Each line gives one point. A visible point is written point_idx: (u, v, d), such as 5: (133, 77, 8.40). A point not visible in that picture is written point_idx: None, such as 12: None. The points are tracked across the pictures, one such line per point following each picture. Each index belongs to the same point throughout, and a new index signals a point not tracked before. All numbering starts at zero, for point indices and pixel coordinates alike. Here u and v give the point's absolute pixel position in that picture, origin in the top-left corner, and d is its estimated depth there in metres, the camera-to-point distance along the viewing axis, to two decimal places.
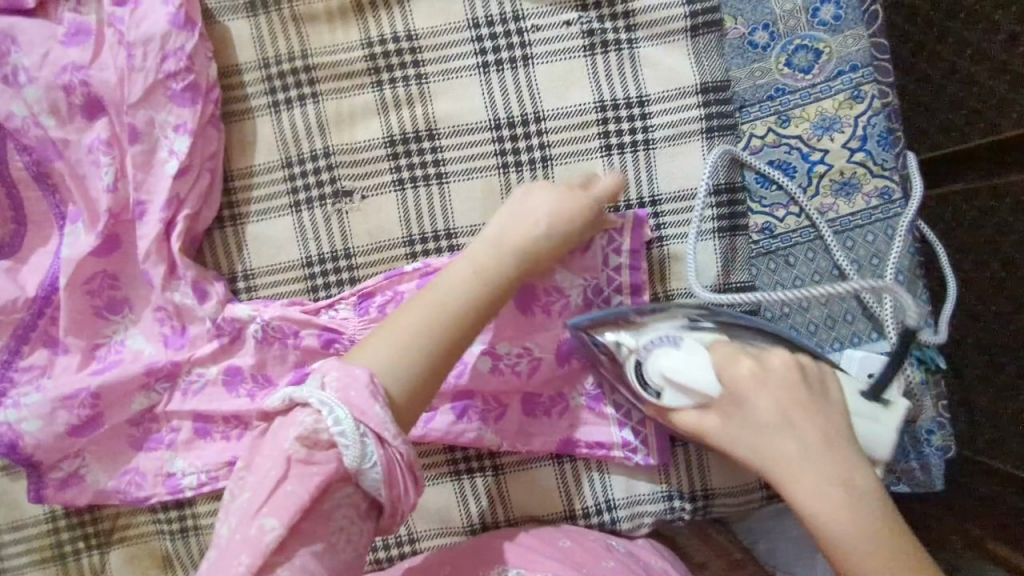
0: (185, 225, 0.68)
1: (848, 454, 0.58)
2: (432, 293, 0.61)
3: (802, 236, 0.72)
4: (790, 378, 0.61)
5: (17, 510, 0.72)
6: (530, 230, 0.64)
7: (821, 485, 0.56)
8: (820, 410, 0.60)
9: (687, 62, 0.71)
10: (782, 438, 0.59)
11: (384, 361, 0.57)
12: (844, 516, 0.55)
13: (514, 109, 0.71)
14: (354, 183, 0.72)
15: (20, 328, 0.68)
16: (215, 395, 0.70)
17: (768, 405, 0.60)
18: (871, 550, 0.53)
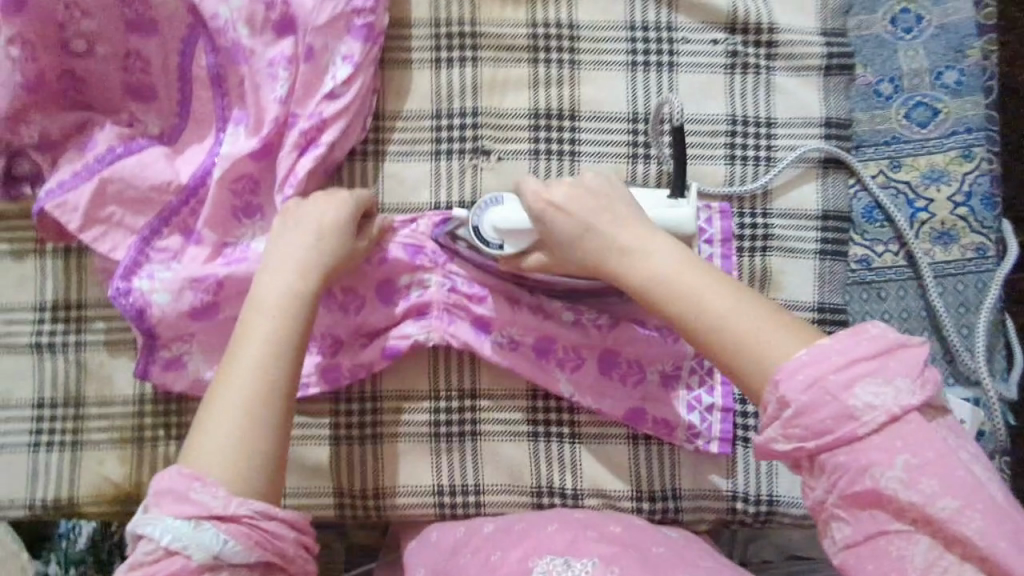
0: (324, 149, 0.72)
1: (639, 225, 0.62)
2: (252, 348, 0.60)
3: (897, 274, 0.77)
4: (603, 189, 0.64)
5: (108, 386, 0.74)
6: (286, 267, 0.64)
7: (654, 246, 0.60)
8: (623, 196, 0.64)
9: (817, 97, 0.77)
10: (592, 238, 0.62)
11: (240, 438, 0.56)
12: (687, 269, 0.57)
13: (651, 107, 0.77)
14: (495, 144, 0.77)
15: (165, 209, 0.71)
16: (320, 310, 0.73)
17: (577, 208, 0.63)
18: (710, 289, 0.56)
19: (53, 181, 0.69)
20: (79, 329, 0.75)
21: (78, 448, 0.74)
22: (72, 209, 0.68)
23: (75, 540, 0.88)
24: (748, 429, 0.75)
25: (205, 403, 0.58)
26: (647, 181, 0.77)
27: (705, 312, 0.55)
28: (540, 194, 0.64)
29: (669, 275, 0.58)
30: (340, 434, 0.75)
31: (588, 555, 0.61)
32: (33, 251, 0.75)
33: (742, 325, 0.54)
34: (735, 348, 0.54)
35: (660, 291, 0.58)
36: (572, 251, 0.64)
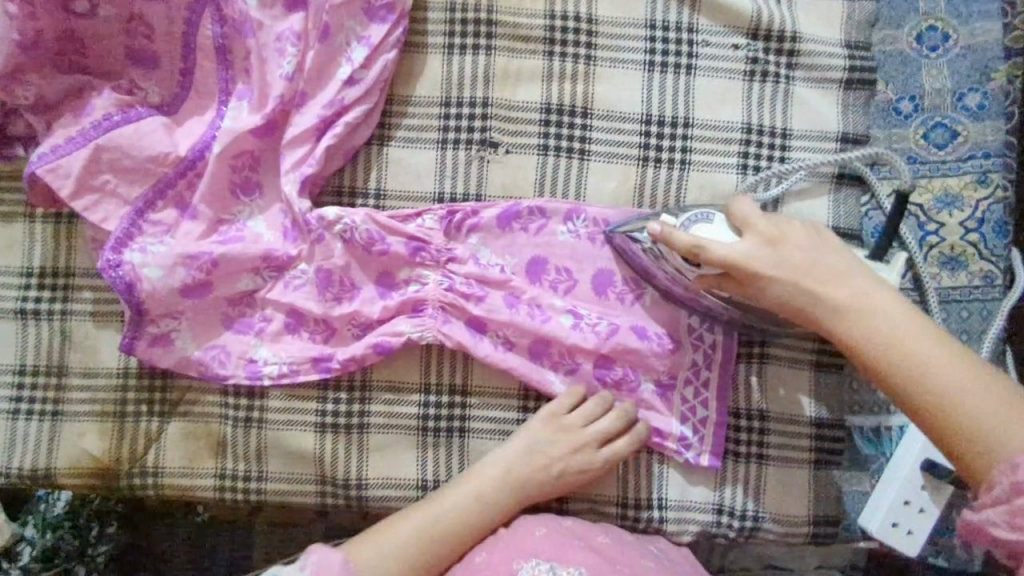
0: (344, 133, 0.71)
1: (855, 279, 0.62)
2: (399, 532, 0.67)
3: (902, 297, 0.75)
4: (807, 241, 0.65)
5: (92, 357, 0.73)
6: (459, 511, 0.68)
7: (877, 302, 0.61)
8: (818, 245, 0.64)
9: (835, 111, 0.76)
10: (842, 297, 0.62)
11: (401, 557, 0.66)
12: (895, 318, 0.60)
13: (666, 110, 0.76)
14: (503, 136, 0.75)
15: (161, 181, 0.69)
16: (313, 295, 0.72)
17: (795, 257, 0.64)
18: (928, 353, 0.57)
19: (47, 145, 0.67)
20: (65, 298, 0.73)
21: (58, 419, 0.72)
22: (64, 175, 0.66)
23: (52, 505, 0.92)
24: (740, 445, 0.74)
25: (362, 537, 0.67)
26: (656, 185, 0.75)
27: (955, 399, 0.56)
28: (724, 247, 0.64)
29: (902, 339, 0.58)
30: (326, 423, 0.73)
31: (576, 564, 0.63)
32: (22, 215, 0.73)
33: (974, 398, 0.55)
34: (993, 431, 0.54)
35: (892, 357, 0.59)
36: (767, 292, 0.65)
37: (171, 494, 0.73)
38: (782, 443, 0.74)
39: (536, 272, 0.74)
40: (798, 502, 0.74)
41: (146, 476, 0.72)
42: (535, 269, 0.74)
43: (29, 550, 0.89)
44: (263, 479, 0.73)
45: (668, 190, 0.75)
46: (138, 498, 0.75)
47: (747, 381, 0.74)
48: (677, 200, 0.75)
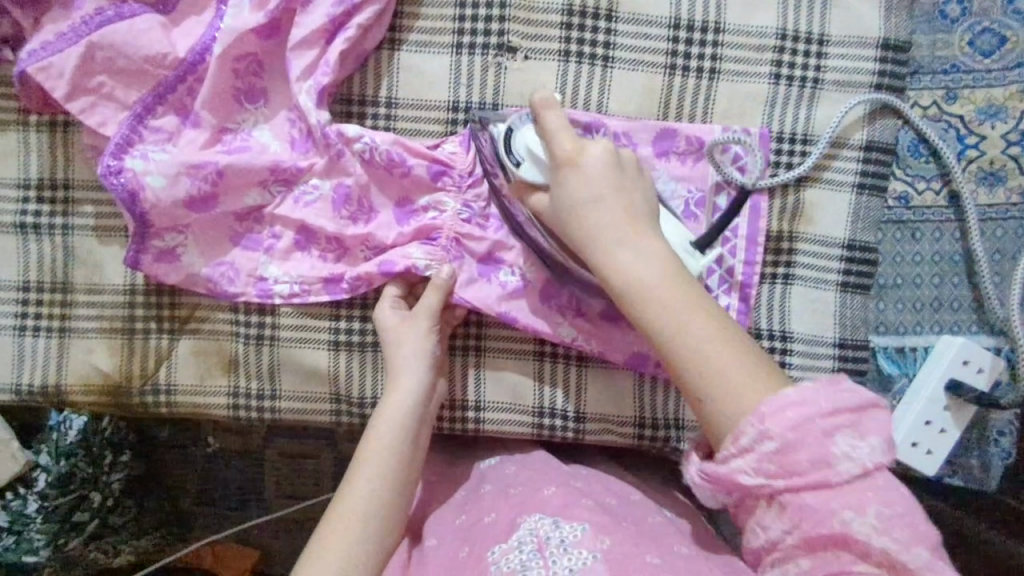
0: (354, 35, 0.67)
1: (676, 266, 0.58)
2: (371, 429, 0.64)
3: (936, 215, 0.73)
4: (608, 171, 0.60)
5: (97, 273, 0.70)
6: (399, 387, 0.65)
7: (598, 223, 0.59)
8: (643, 190, 0.61)
9: (877, 14, 0.71)
10: (622, 259, 0.58)
11: (367, 518, 0.59)
12: (596, 237, 0.59)
13: (696, 14, 0.71)
14: (522, 41, 0.70)
15: (160, 85, 0.65)
16: (323, 212, 0.69)
17: (654, 249, 0.58)
18: (682, 303, 0.55)
19: (36, 42, 0.63)
20: (65, 212, 0.70)
21: (66, 335, 0.71)
22: (56, 76, 0.62)
23: (65, 433, 0.86)
24: None
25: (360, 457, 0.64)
26: (684, 94, 0.71)
27: (678, 348, 0.55)
28: (576, 203, 0.60)
29: (654, 287, 0.56)
30: (340, 342, 0.71)
31: (581, 521, 0.59)
32: (16, 122, 0.70)
33: (701, 332, 0.54)
34: (702, 370, 0.54)
35: (651, 298, 0.56)
36: (585, 250, 0.60)
37: (184, 411, 0.72)
38: (805, 365, 0.72)
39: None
40: None
41: (158, 393, 0.71)
42: None
43: (45, 476, 0.86)
44: (277, 397, 0.72)
45: (696, 101, 0.71)
46: (150, 416, 0.74)
47: (770, 302, 0.72)
48: (705, 111, 0.71)
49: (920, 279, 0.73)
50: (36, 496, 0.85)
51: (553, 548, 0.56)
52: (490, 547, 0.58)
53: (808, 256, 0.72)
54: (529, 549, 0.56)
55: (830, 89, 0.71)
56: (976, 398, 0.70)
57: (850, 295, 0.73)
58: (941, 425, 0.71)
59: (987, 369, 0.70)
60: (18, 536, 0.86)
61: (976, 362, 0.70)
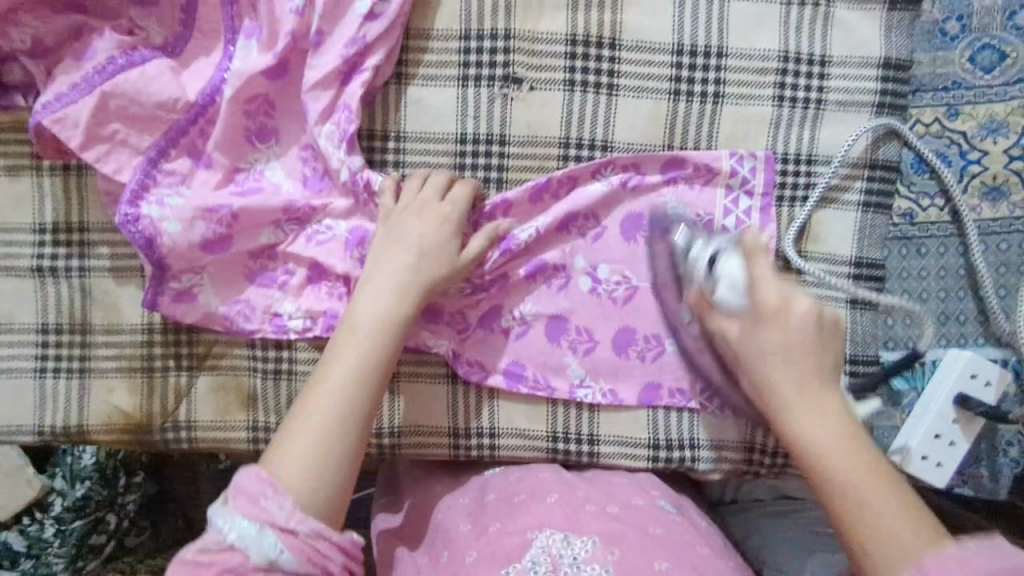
0: (369, 76, 0.68)
1: (832, 376, 0.63)
2: (354, 342, 0.62)
3: (940, 230, 0.73)
4: (811, 337, 0.63)
5: (115, 314, 0.71)
6: (382, 306, 0.63)
7: (786, 394, 0.62)
8: (835, 352, 0.64)
9: (878, 33, 0.72)
10: (777, 364, 0.63)
11: (320, 470, 0.57)
12: (754, 354, 0.64)
13: (699, 39, 0.71)
14: (527, 72, 0.71)
15: (172, 129, 0.66)
16: (337, 250, 0.69)
17: (807, 353, 0.63)
18: (860, 467, 0.58)
19: (49, 94, 0.63)
20: (81, 254, 0.71)
21: (86, 376, 0.71)
22: (71, 125, 0.63)
23: (79, 456, 0.88)
24: None
25: (301, 398, 0.61)
26: (688, 119, 0.72)
27: (826, 467, 0.59)
28: (766, 287, 0.65)
29: (830, 449, 0.59)
30: None
31: (590, 533, 0.61)
32: (29, 168, 0.70)
33: (882, 491, 0.56)
34: (861, 521, 0.56)
35: (813, 455, 0.59)
36: (756, 360, 0.64)
37: (204, 446, 0.73)
38: None
39: (566, 223, 0.72)
40: None
41: (178, 430, 0.72)
42: (565, 223, 0.72)
43: (62, 501, 0.87)
44: None
45: (701, 125, 0.72)
46: (171, 451, 0.75)
47: None
48: (710, 136, 0.72)
49: (927, 294, 0.74)
50: (52, 522, 0.86)
51: (566, 567, 0.57)
52: (502, 566, 0.59)
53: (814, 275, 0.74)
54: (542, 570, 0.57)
55: (833, 110, 0.72)
56: (984, 411, 0.71)
57: (857, 311, 0.74)
58: (950, 438, 0.72)
59: (995, 381, 0.71)
60: (37, 561, 0.87)
61: (985, 374, 0.71)
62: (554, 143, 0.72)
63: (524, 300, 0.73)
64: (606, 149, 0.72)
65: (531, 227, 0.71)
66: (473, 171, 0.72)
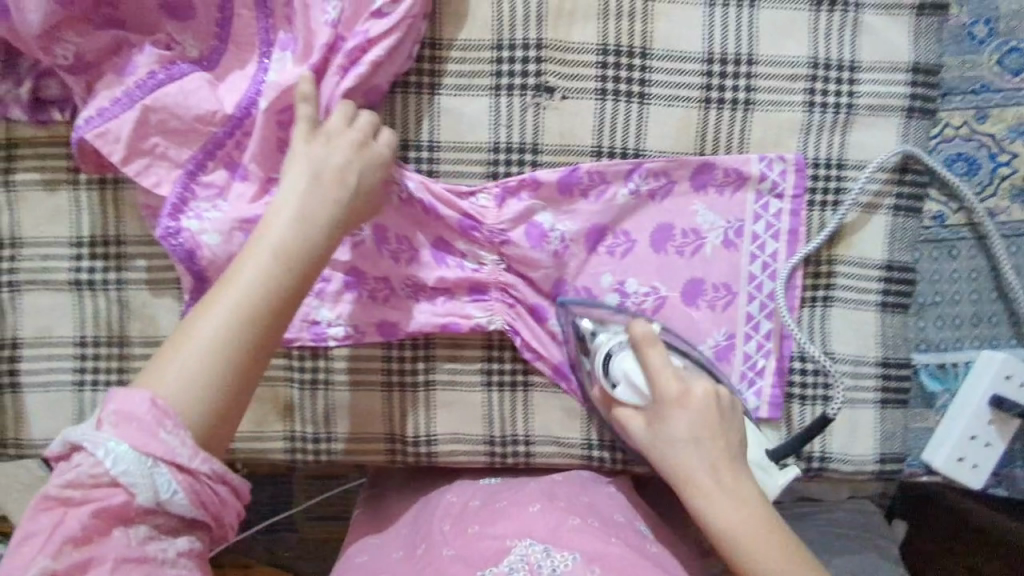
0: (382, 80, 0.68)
1: (717, 419, 0.62)
2: (252, 260, 0.56)
3: (971, 233, 0.74)
4: (709, 410, 0.62)
5: (153, 325, 0.72)
6: (291, 226, 0.58)
7: (700, 476, 0.61)
8: (735, 427, 0.63)
9: (907, 38, 0.72)
10: (694, 455, 0.61)
11: (202, 385, 0.52)
12: (664, 440, 0.62)
13: (729, 47, 0.72)
14: (559, 81, 0.72)
15: (210, 141, 0.66)
16: (369, 252, 0.71)
17: (682, 425, 0.62)
18: (738, 516, 0.59)
19: (90, 109, 0.64)
20: (118, 267, 0.71)
21: (125, 388, 0.72)
22: (113, 140, 0.63)
23: None
24: (805, 388, 0.74)
25: (197, 307, 0.55)
26: (719, 126, 0.72)
27: (714, 517, 0.59)
28: (665, 377, 0.62)
29: (728, 531, 0.59)
30: (391, 383, 0.73)
31: (571, 549, 0.58)
32: (66, 181, 0.71)
33: (730, 510, 0.59)
34: (744, 552, 0.58)
35: (731, 546, 0.59)
36: (671, 440, 0.62)
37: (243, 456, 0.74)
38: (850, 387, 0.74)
39: (594, 239, 0.72)
40: (864, 442, 0.74)
41: None
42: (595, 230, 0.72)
43: None
44: (336, 439, 0.73)
45: (732, 131, 0.72)
46: None
47: (811, 325, 0.74)
48: (741, 142, 0.73)
49: (959, 296, 0.74)
50: None
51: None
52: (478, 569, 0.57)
53: (847, 279, 0.74)
54: None
55: (862, 115, 0.73)
56: (1020, 413, 0.72)
57: (889, 315, 0.74)
58: (986, 439, 0.73)
59: None
60: None
61: (1018, 374, 0.72)
62: (585, 152, 0.72)
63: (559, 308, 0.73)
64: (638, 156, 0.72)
65: (559, 222, 0.72)
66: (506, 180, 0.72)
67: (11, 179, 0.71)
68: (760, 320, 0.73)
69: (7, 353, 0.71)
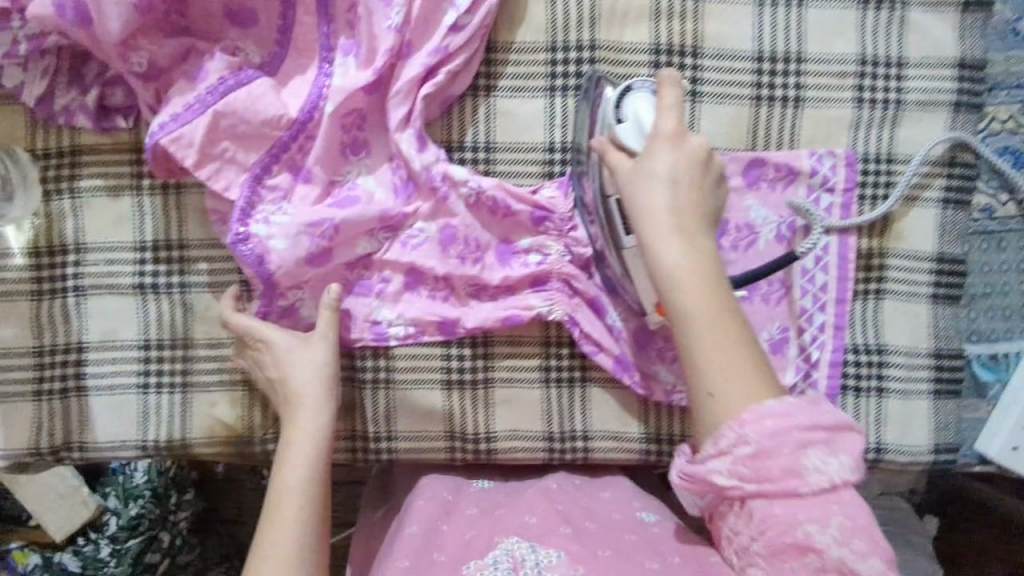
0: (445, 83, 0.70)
1: (705, 187, 0.61)
2: (290, 485, 0.63)
3: (1021, 224, 0.75)
4: (700, 155, 0.61)
5: (216, 327, 0.73)
6: (313, 430, 0.65)
7: (662, 226, 0.60)
8: (717, 175, 0.62)
9: (952, 35, 0.74)
10: (660, 194, 0.60)
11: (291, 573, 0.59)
12: (650, 220, 0.60)
13: (778, 46, 0.73)
14: (612, 81, 0.73)
15: (276, 145, 0.68)
16: (431, 252, 0.71)
17: (664, 198, 0.60)
18: (707, 302, 0.58)
19: (164, 115, 0.65)
20: (181, 271, 0.72)
21: (188, 391, 0.73)
22: (187, 145, 0.65)
23: (131, 475, 0.88)
24: (860, 379, 0.75)
25: (260, 532, 0.61)
26: (770, 123, 0.74)
27: (683, 303, 0.58)
28: (668, 116, 0.61)
29: (684, 277, 0.58)
30: (452, 381, 0.74)
31: (555, 547, 0.60)
32: (130, 187, 0.72)
33: (721, 348, 0.57)
34: (696, 365, 0.58)
35: (687, 325, 0.58)
36: (652, 202, 0.60)
37: None
38: (903, 377, 0.75)
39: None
40: (918, 433, 0.75)
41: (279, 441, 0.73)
42: None
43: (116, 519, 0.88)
44: (398, 438, 0.74)
45: (783, 128, 0.74)
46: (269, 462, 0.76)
47: (863, 318, 0.75)
48: (791, 139, 0.74)
49: (1009, 287, 0.75)
50: (108, 540, 0.87)
51: (527, 568, 0.57)
52: (463, 562, 0.60)
53: (899, 271, 0.75)
54: (504, 567, 0.58)
55: (910, 110, 0.74)
56: None
57: (941, 306, 0.75)
58: None
59: None
60: None
61: None
62: None
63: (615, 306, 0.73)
64: None
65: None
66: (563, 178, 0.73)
67: (74, 186, 0.72)
68: (815, 313, 0.74)
69: (72, 357, 0.73)
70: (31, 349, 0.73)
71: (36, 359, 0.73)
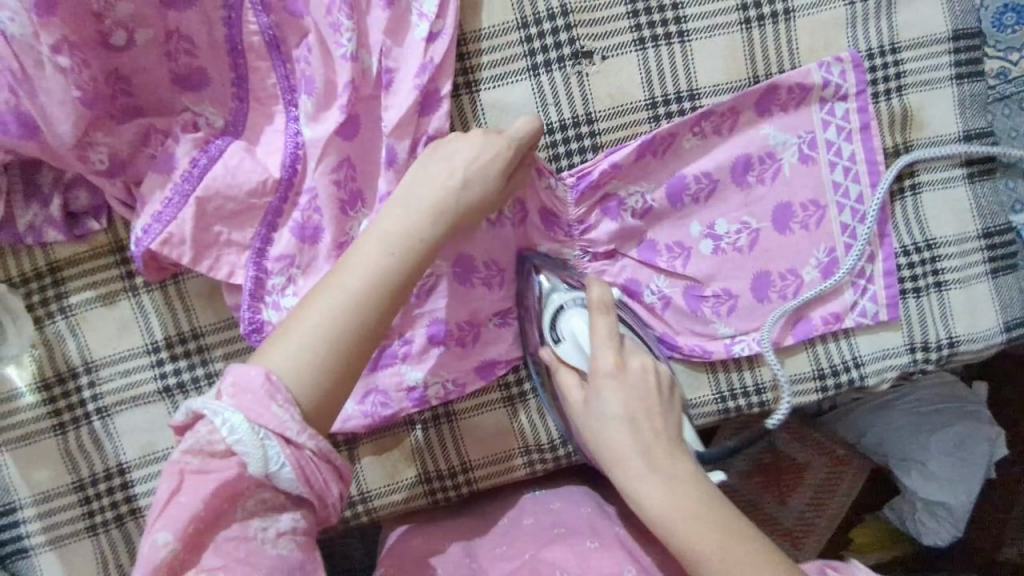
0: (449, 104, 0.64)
1: (660, 409, 0.56)
2: (353, 274, 0.54)
3: None
4: (645, 384, 0.57)
5: None
6: (401, 237, 0.56)
7: (628, 435, 0.55)
8: (672, 405, 0.58)
9: None
10: (620, 431, 0.55)
11: (312, 363, 0.51)
12: (592, 417, 0.57)
13: None
14: (595, 42, 0.68)
15: (268, 213, 0.63)
16: (444, 293, 0.68)
17: (617, 404, 0.56)
18: (690, 524, 0.52)
19: (145, 217, 0.61)
20: (203, 361, 0.67)
21: None
22: (179, 242, 0.60)
23: None
24: (917, 280, 0.72)
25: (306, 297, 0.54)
26: (766, 44, 0.70)
27: (691, 547, 0.52)
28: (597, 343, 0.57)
29: (654, 513, 0.53)
30: (513, 395, 0.70)
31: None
32: (123, 290, 0.66)
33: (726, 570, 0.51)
34: None
35: (665, 538, 0.53)
36: (608, 409, 0.56)
37: (384, 513, 0.71)
38: (959, 265, 0.72)
39: (676, 192, 0.69)
40: (987, 315, 0.73)
41: (355, 504, 0.70)
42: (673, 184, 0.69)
43: None
44: (473, 468, 0.71)
45: (780, 46, 0.70)
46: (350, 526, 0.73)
47: (905, 218, 0.72)
48: (791, 54, 0.70)
49: None
50: None
51: None
52: None
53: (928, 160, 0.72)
54: None
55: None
56: None
57: (978, 184, 0.73)
58: None
59: None
60: None
61: None
62: (639, 104, 0.69)
63: (656, 274, 0.71)
64: (692, 93, 0.70)
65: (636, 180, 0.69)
66: (570, 160, 0.69)
67: (65, 305, 0.66)
68: (857, 227, 0.71)
69: (116, 483, 0.68)
70: (70, 486, 0.68)
71: (79, 495, 0.68)
